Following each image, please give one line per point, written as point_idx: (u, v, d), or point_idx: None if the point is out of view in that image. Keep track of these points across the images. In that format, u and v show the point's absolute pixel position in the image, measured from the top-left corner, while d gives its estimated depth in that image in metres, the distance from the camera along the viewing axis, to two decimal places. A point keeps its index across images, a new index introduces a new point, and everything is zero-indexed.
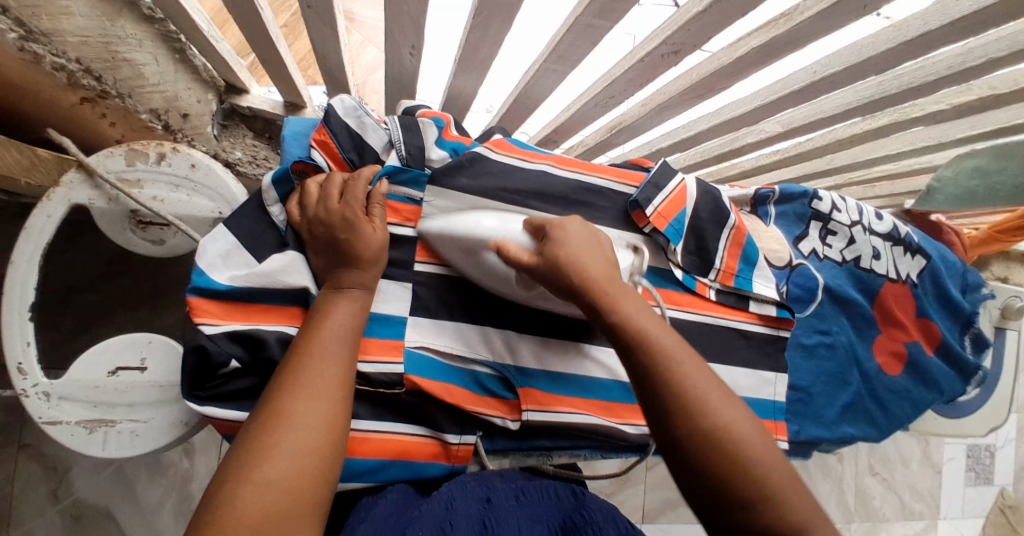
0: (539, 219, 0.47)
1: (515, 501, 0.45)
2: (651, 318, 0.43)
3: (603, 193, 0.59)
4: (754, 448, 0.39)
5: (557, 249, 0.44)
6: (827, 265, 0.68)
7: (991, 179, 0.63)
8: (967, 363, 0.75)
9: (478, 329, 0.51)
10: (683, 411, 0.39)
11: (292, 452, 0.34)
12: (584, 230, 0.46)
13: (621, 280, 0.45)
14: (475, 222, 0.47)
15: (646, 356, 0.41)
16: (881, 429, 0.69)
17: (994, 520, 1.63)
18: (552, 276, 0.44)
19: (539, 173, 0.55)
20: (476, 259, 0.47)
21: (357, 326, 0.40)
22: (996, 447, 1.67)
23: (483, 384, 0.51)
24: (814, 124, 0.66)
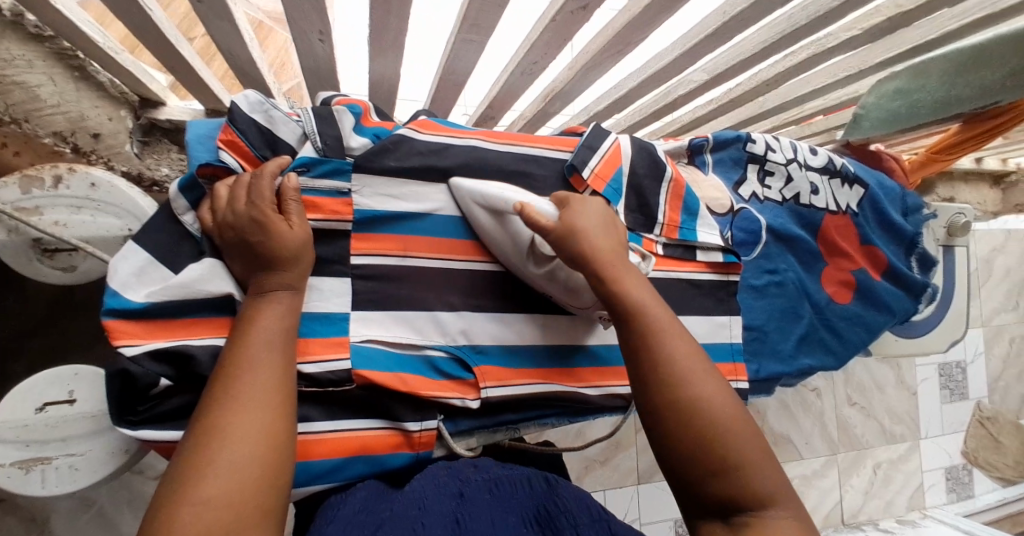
0: (562, 193, 0.50)
1: (489, 493, 0.44)
2: (648, 295, 0.46)
3: (538, 160, 0.58)
4: (726, 421, 0.41)
5: (573, 219, 0.47)
6: (768, 207, 0.70)
7: (914, 97, 0.64)
8: (915, 282, 0.77)
9: (425, 311, 0.50)
10: (664, 375, 0.42)
11: (231, 466, 0.33)
12: (599, 211, 0.50)
13: (628, 262, 0.48)
14: (504, 188, 0.49)
15: (637, 324, 0.44)
16: (839, 357, 0.71)
17: (972, 432, 1.71)
18: (565, 245, 0.46)
19: (469, 148, 0.54)
20: (500, 222, 0.49)
21: (286, 333, 0.40)
22: (967, 362, 1.73)
23: (438, 367, 0.50)
24: (740, 66, 0.66)
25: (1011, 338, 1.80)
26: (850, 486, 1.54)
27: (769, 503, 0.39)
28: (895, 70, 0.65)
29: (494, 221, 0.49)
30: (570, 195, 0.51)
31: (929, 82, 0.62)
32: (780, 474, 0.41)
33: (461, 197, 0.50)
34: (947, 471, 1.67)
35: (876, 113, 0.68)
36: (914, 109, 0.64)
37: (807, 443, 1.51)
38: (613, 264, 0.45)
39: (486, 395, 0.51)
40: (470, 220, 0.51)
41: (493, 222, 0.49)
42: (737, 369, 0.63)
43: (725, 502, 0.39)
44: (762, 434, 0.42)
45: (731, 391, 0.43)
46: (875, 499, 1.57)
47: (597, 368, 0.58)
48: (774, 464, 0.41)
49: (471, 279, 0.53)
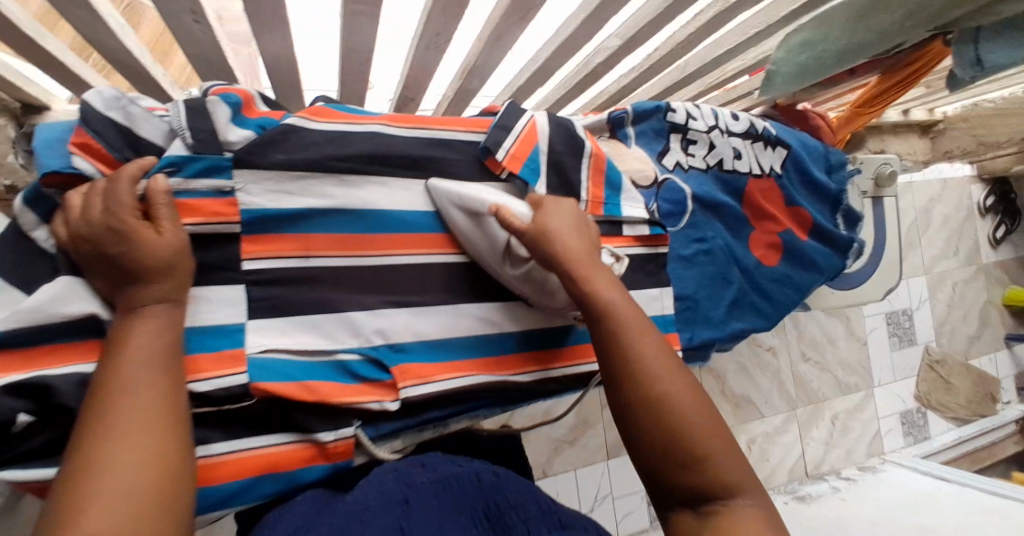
0: (536, 196, 0.52)
1: (437, 496, 0.41)
2: (620, 294, 0.48)
3: (450, 145, 0.54)
4: (692, 415, 0.44)
5: (546, 221, 0.48)
6: (693, 175, 0.69)
7: (817, 49, 0.60)
8: (841, 238, 0.78)
9: (336, 315, 0.46)
10: (635, 371, 0.45)
11: (120, 491, 0.30)
12: (573, 212, 0.52)
13: (600, 262, 0.50)
14: (480, 189, 0.50)
15: (611, 324, 0.47)
16: (771, 318, 0.72)
17: (923, 376, 1.79)
18: (541, 247, 0.48)
19: (371, 135, 0.49)
20: (477, 224, 0.49)
21: (168, 349, 0.37)
22: (913, 310, 1.80)
23: (354, 372, 0.46)
24: (649, 30, 0.63)
25: (953, 283, 1.88)
26: (811, 438, 1.60)
27: (732, 488, 0.42)
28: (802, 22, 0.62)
29: (472, 222, 0.49)
30: (541, 197, 0.52)
31: (830, 31, 0.58)
32: (742, 464, 0.44)
33: (438, 194, 0.50)
34: (903, 416, 1.75)
35: (785, 69, 0.64)
36: (820, 62, 0.61)
37: (768, 402, 1.55)
38: (586, 267, 0.48)
39: (406, 395, 0.47)
40: (444, 217, 0.51)
41: (471, 223, 0.50)
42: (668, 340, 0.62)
43: (689, 490, 0.42)
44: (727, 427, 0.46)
45: (698, 388, 0.46)
46: (836, 449, 1.63)
47: (524, 354, 0.56)
48: (739, 455, 0.45)
49: (383, 275, 0.49)
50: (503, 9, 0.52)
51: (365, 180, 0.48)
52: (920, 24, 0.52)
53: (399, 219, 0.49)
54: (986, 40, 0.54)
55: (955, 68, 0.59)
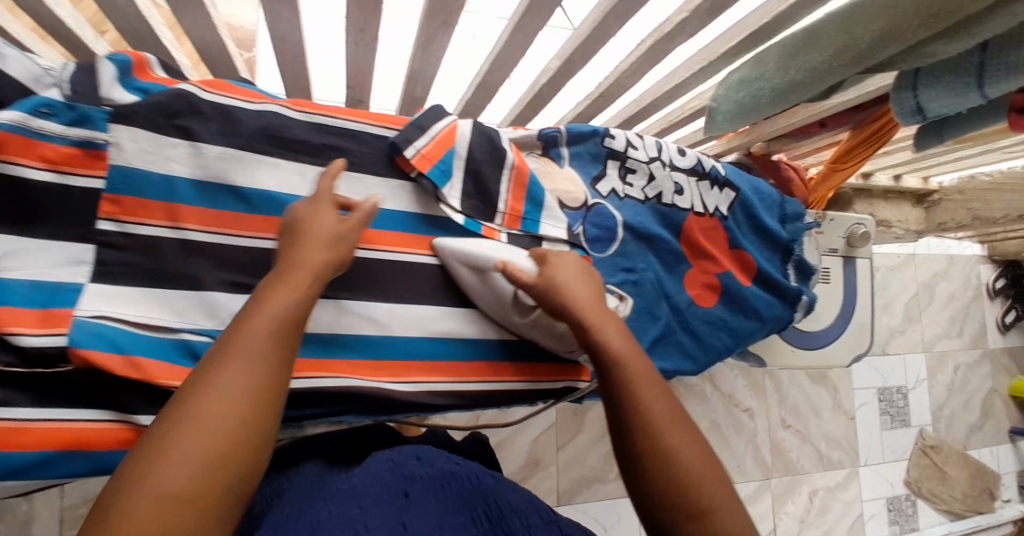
0: (540, 250, 0.53)
1: (437, 495, 0.41)
2: (628, 342, 0.47)
3: (355, 136, 0.50)
4: (698, 467, 0.40)
5: (552, 271, 0.50)
6: (627, 204, 0.67)
7: (754, 87, 0.58)
8: (788, 289, 0.74)
9: (194, 294, 0.42)
10: (636, 421, 0.42)
11: (226, 397, 0.30)
12: (577, 262, 0.53)
13: (609, 310, 0.50)
14: (487, 245, 0.52)
15: (616, 370, 0.45)
16: (699, 362, 0.68)
17: (916, 462, 1.66)
18: (547, 295, 0.49)
19: (267, 113, 0.46)
20: (484, 279, 0.51)
21: (292, 333, 0.35)
22: (909, 388, 1.69)
23: (195, 353, 0.41)
24: (590, 52, 0.62)
25: (956, 366, 1.77)
26: (785, 513, 1.49)
27: None
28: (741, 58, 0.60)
29: (478, 278, 0.51)
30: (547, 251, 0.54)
31: (765, 69, 0.57)
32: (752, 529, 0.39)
33: (446, 253, 0.52)
34: (889, 502, 1.62)
35: (724, 105, 0.63)
36: (756, 100, 0.59)
37: (740, 467, 1.46)
38: (591, 314, 0.47)
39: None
40: (451, 273, 0.53)
41: (478, 278, 0.52)
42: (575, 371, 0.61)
43: None
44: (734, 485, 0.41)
45: (705, 442, 0.42)
46: (811, 530, 1.51)
47: (396, 361, 0.51)
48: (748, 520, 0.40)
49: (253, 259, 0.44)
50: (423, 11, 0.52)
51: (252, 159, 0.45)
52: (848, 64, 0.49)
53: (288, 204, 0.46)
54: (924, 85, 0.52)
55: (895, 115, 0.56)
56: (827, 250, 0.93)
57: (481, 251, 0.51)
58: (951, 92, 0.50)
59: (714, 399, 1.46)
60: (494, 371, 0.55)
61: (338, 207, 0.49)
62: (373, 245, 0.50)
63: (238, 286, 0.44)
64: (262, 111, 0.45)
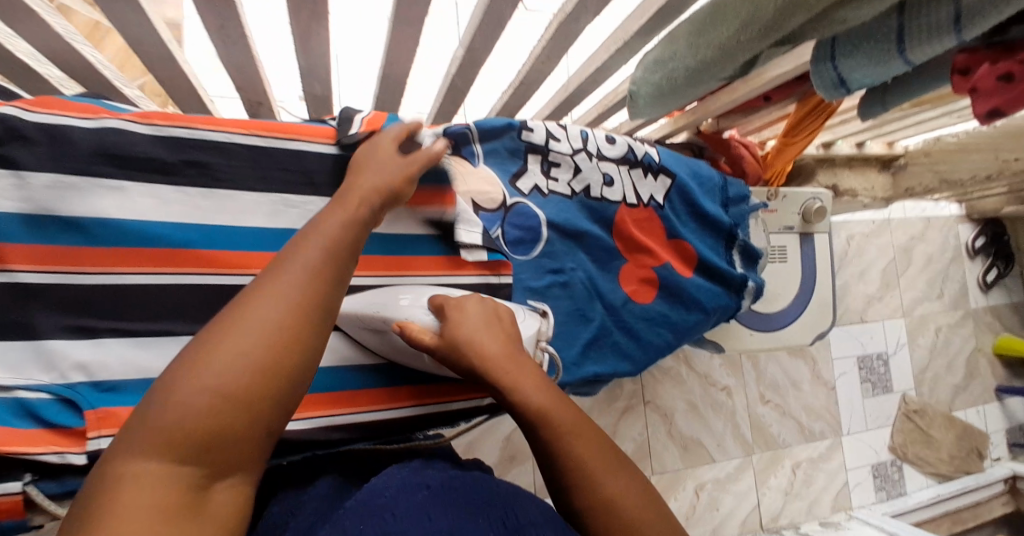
0: (439, 298, 0.48)
1: (461, 484, 0.37)
2: (549, 391, 0.43)
3: (222, 147, 0.48)
4: (641, 512, 0.38)
5: (455, 330, 0.45)
6: (552, 201, 0.62)
7: (669, 67, 0.56)
8: (733, 277, 0.71)
9: (33, 347, 0.40)
10: (575, 480, 0.38)
11: (302, 276, 0.33)
12: (480, 307, 0.48)
13: (522, 354, 0.46)
14: (379, 301, 0.49)
15: (543, 427, 0.40)
16: (637, 363, 0.65)
17: (900, 427, 1.65)
18: (452, 358, 0.45)
19: (105, 130, 0.44)
20: (382, 338, 0.50)
21: (344, 255, 0.36)
22: (889, 354, 1.67)
23: (34, 413, 0.40)
24: (492, 38, 0.58)
25: (937, 328, 1.75)
26: (768, 488, 1.48)
27: None
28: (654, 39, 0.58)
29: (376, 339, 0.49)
30: (449, 297, 0.49)
31: (676, 47, 0.54)
32: None
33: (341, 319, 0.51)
34: (874, 469, 1.61)
35: (645, 88, 0.60)
36: (673, 81, 0.57)
37: (720, 446, 1.44)
38: (506, 370, 0.43)
39: (99, 446, 0.41)
40: (356, 337, 0.52)
41: (377, 336, 0.50)
42: None
43: None
44: (674, 515, 0.40)
45: (642, 477, 0.40)
46: (796, 502, 1.50)
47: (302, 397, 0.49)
48: None
49: (99, 296, 0.43)
50: (288, 6, 0.48)
51: (90, 182, 0.43)
52: (755, 38, 0.45)
53: (135, 232, 0.44)
54: (842, 56, 0.49)
55: (819, 89, 0.54)
56: (782, 227, 0.92)
57: (372, 312, 0.49)
58: (871, 61, 0.47)
59: (690, 381, 1.44)
60: (406, 396, 0.55)
61: (196, 230, 0.46)
62: (241, 268, 0.47)
63: (80, 331, 0.42)
64: (109, 128, 0.44)
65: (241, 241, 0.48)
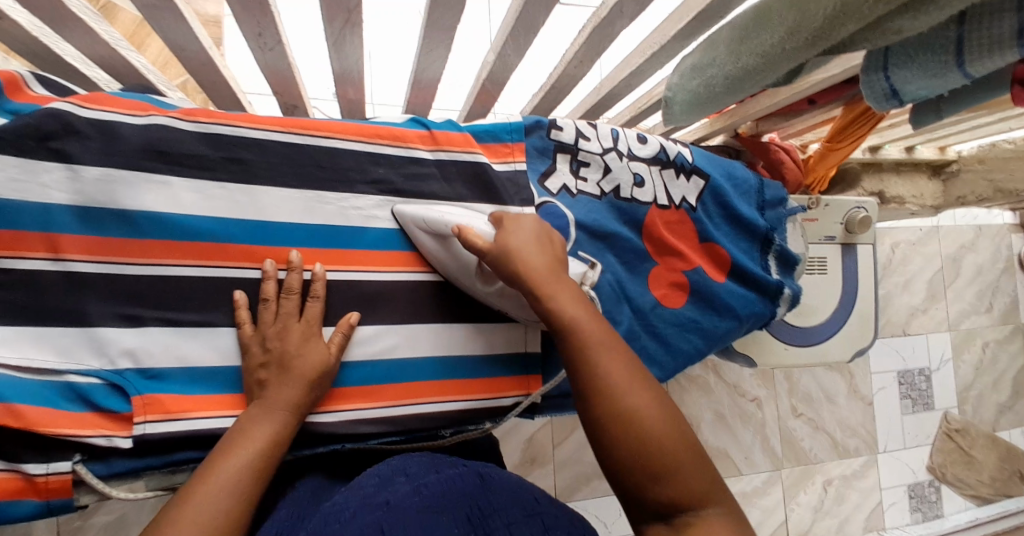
0: (499, 213, 0.49)
1: (422, 495, 0.35)
2: (580, 307, 0.43)
3: (260, 145, 0.49)
4: (653, 420, 0.37)
5: (507, 239, 0.45)
6: (581, 201, 0.61)
7: (707, 74, 0.54)
8: (768, 283, 0.68)
9: (81, 333, 0.42)
10: (598, 386, 0.39)
11: (219, 488, 0.37)
12: (534, 227, 0.48)
13: (563, 272, 0.46)
14: (446, 212, 0.50)
15: (574, 335, 0.41)
16: (666, 369, 0.63)
17: (941, 446, 1.57)
18: (501, 266, 0.45)
19: (152, 127, 0.45)
20: (443, 246, 0.49)
21: (266, 463, 0.40)
22: (932, 370, 1.60)
23: (85, 396, 0.41)
24: (524, 43, 0.58)
25: (984, 344, 1.66)
26: (797, 504, 1.43)
27: (697, 501, 0.35)
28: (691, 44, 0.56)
29: (439, 244, 0.49)
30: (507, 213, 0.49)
31: (716, 54, 0.53)
32: (713, 476, 0.37)
33: (407, 220, 0.52)
34: (911, 489, 1.54)
35: (681, 95, 0.59)
36: (710, 87, 0.55)
37: (747, 458, 1.40)
38: (542, 279, 0.43)
39: (143, 431, 0.42)
40: (417, 243, 0.52)
41: (439, 244, 0.50)
42: (527, 383, 0.55)
43: (654, 504, 0.35)
44: (694, 433, 0.39)
45: (660, 391, 0.39)
46: (826, 520, 1.45)
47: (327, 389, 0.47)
48: (712, 470, 0.37)
49: (144, 288, 0.44)
50: (322, 13, 0.49)
51: (139, 177, 0.44)
52: (803, 46, 0.44)
53: (179, 224, 0.45)
54: (894, 67, 0.47)
55: (869, 100, 0.52)
56: (822, 237, 0.89)
57: (438, 217, 0.49)
58: (928, 74, 0.45)
59: (718, 389, 1.40)
60: (427, 392, 0.51)
61: (235, 225, 0.47)
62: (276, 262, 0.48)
63: (127, 319, 0.43)
64: (156, 127, 0.45)
65: (278, 236, 0.48)
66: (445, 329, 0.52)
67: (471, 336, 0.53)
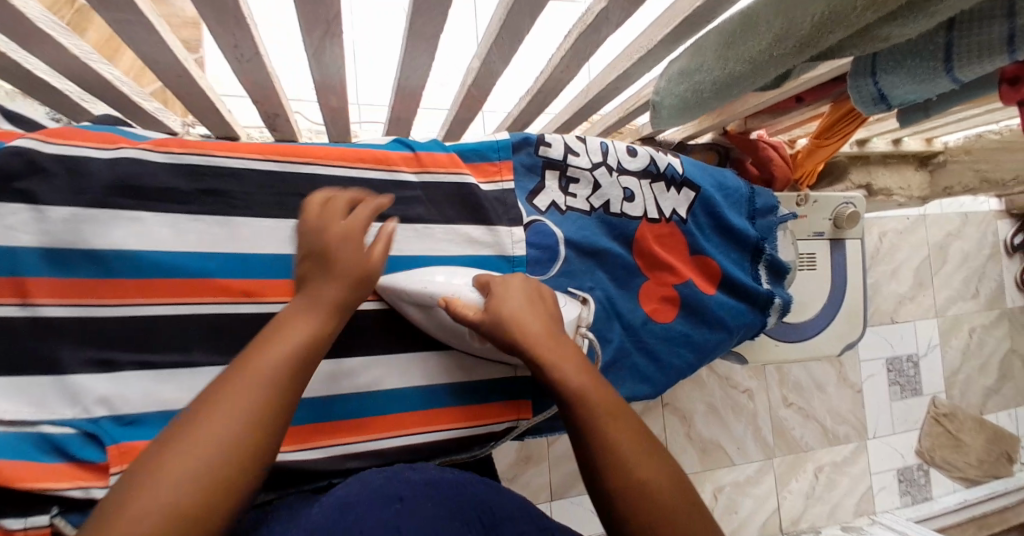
0: (484, 277, 0.48)
1: (434, 499, 0.36)
2: (584, 373, 0.42)
3: (237, 173, 0.47)
4: (668, 496, 0.36)
5: (500, 306, 0.44)
6: (570, 218, 0.61)
7: (693, 80, 0.53)
8: (758, 295, 0.69)
9: (58, 379, 0.41)
10: (610, 462, 0.37)
11: (261, 376, 0.33)
12: (523, 287, 0.47)
13: (563, 335, 0.45)
14: (432, 277, 0.48)
15: (583, 408, 0.39)
16: (657, 385, 0.64)
17: (929, 430, 1.60)
18: (496, 335, 0.44)
19: (122, 161, 0.44)
20: (429, 314, 0.48)
21: (307, 359, 0.36)
22: (920, 356, 1.62)
23: (60, 446, 0.40)
24: (508, 51, 0.56)
25: (971, 329, 1.68)
26: (789, 491, 1.46)
27: None
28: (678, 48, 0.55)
29: (424, 314, 0.48)
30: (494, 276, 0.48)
31: (702, 60, 0.51)
32: None
33: (387, 292, 0.49)
34: (899, 473, 1.57)
35: (668, 100, 0.58)
36: (697, 93, 0.54)
37: (740, 448, 1.42)
38: (543, 346, 0.42)
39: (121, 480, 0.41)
40: (401, 312, 0.50)
41: (425, 314, 0.48)
42: (518, 408, 0.55)
43: None
44: (708, 508, 0.37)
45: (671, 462, 0.38)
46: (817, 506, 1.48)
47: (313, 425, 0.48)
48: None
49: (120, 330, 0.43)
50: (299, 25, 0.46)
51: (109, 214, 0.43)
52: (790, 53, 0.42)
53: (152, 263, 0.44)
54: (882, 72, 0.46)
55: (857, 104, 0.51)
56: (812, 234, 0.88)
57: (419, 288, 0.47)
58: (914, 79, 0.44)
59: (710, 382, 1.41)
60: (418, 422, 0.51)
61: (212, 259, 0.45)
62: (255, 296, 0.46)
63: (102, 363, 0.42)
64: (125, 160, 0.44)
65: (259, 268, 0.47)
66: (434, 356, 0.52)
67: (457, 366, 0.53)
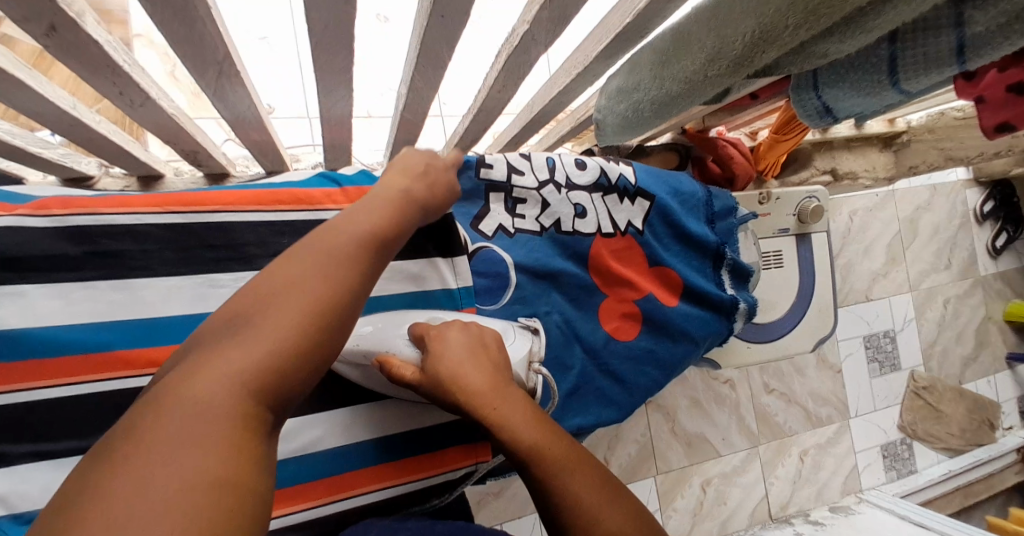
0: (421, 329, 0.44)
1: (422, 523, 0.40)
2: (541, 422, 0.38)
3: (133, 230, 0.46)
4: None
5: (437, 363, 0.41)
6: (519, 241, 0.58)
7: (634, 98, 0.50)
8: (723, 302, 0.66)
9: None
10: (572, 519, 0.34)
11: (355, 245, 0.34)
12: (465, 336, 0.43)
13: (512, 383, 0.41)
14: (363, 329, 0.47)
15: (536, 465, 0.36)
16: (624, 408, 0.61)
17: (909, 404, 1.62)
18: (438, 395, 0.41)
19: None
20: (365, 366, 0.46)
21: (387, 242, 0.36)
22: (896, 331, 1.63)
23: None
24: (434, 75, 0.52)
25: (945, 299, 1.70)
26: (776, 477, 1.46)
27: None
28: (616, 64, 0.52)
29: (358, 371, 0.47)
30: (430, 327, 0.44)
31: (641, 77, 0.48)
32: None
33: None
34: (884, 449, 1.58)
35: (611, 118, 0.55)
36: (638, 112, 0.51)
37: (725, 439, 1.42)
38: (491, 404, 0.38)
39: None
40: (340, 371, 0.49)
41: (363, 370, 0.47)
42: (477, 452, 0.55)
43: None
44: None
45: (640, 506, 0.36)
46: (805, 488, 1.48)
47: None
48: None
49: (14, 416, 0.42)
50: (188, 69, 0.43)
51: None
52: (727, 72, 0.40)
53: (42, 337, 0.42)
54: (824, 86, 0.44)
55: (802, 117, 0.48)
56: (777, 231, 0.86)
57: (351, 346, 0.46)
58: (859, 92, 0.41)
59: (692, 376, 1.40)
60: (373, 480, 0.51)
61: (121, 328, 0.45)
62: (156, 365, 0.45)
63: None
64: (0, 234, 0.42)
65: (168, 332, 0.46)
66: (381, 407, 0.52)
67: (400, 416, 0.52)
